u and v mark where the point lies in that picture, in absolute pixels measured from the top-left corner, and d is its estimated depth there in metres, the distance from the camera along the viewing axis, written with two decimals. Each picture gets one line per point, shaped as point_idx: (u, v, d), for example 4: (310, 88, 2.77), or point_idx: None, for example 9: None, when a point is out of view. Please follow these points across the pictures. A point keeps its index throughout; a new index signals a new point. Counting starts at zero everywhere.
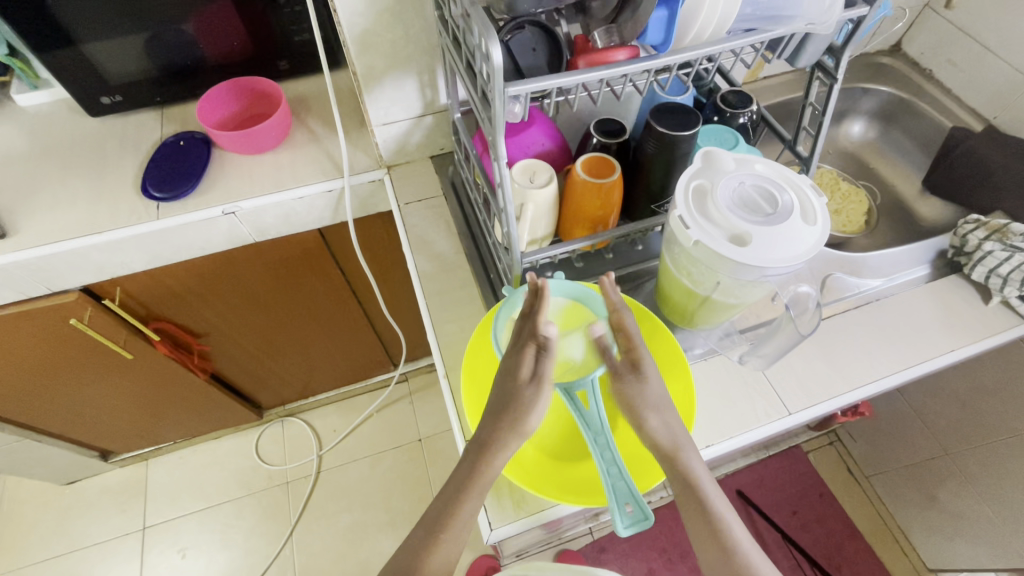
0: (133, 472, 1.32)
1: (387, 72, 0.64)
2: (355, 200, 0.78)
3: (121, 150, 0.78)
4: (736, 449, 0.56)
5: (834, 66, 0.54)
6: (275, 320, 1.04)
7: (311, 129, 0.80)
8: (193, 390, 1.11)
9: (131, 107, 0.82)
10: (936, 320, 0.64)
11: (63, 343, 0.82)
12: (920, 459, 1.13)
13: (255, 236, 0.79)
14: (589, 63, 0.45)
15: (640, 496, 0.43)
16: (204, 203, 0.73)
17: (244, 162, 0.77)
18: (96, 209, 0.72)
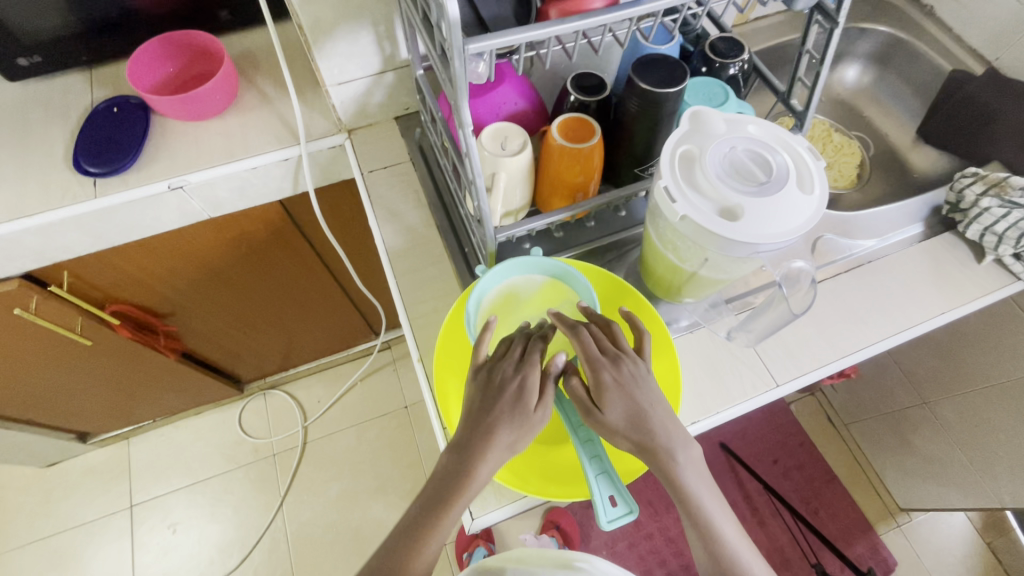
0: (114, 452, 1.30)
1: (337, 23, 0.56)
2: (315, 169, 0.72)
3: (47, 119, 0.70)
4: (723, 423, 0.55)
5: (836, 8, 0.49)
6: (245, 295, 0.99)
7: (260, 89, 0.72)
8: (165, 370, 1.07)
9: (54, 68, 0.73)
10: (928, 281, 0.62)
11: (13, 332, 0.77)
12: (898, 407, 1.15)
13: (209, 212, 0.73)
14: (562, 13, 0.39)
15: (624, 486, 0.40)
16: (147, 178, 0.66)
17: (188, 131, 0.69)
18: (25, 189, 0.65)
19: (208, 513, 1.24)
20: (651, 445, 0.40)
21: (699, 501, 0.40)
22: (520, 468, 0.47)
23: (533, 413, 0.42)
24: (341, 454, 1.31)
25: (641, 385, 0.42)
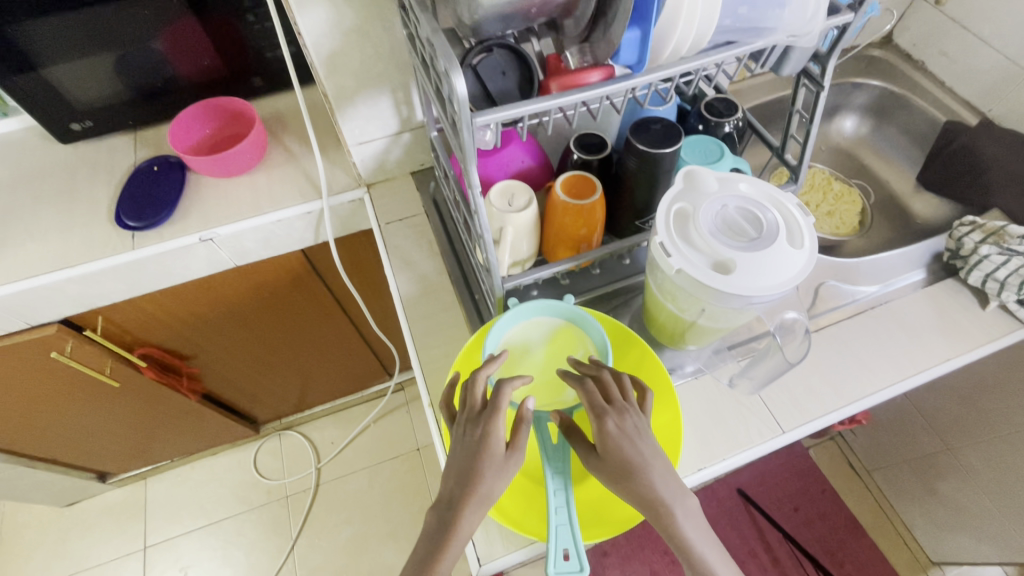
0: (131, 492, 1.32)
1: (359, 91, 0.61)
2: (335, 220, 0.76)
3: (93, 177, 0.76)
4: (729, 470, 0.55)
5: (820, 73, 0.52)
6: (264, 338, 1.02)
7: (287, 147, 0.78)
8: (185, 410, 1.10)
9: (103, 132, 0.80)
10: (933, 327, 0.62)
11: (49, 373, 0.81)
12: (921, 454, 1.12)
13: (235, 260, 0.77)
14: (561, 86, 0.43)
15: (580, 545, 0.41)
16: (181, 230, 0.71)
17: (220, 186, 0.75)
18: (70, 241, 0.70)
19: (220, 556, 1.24)
20: (654, 494, 0.40)
21: (703, 552, 0.41)
22: (520, 510, 0.48)
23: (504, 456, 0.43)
24: (353, 497, 1.30)
25: (642, 437, 0.42)
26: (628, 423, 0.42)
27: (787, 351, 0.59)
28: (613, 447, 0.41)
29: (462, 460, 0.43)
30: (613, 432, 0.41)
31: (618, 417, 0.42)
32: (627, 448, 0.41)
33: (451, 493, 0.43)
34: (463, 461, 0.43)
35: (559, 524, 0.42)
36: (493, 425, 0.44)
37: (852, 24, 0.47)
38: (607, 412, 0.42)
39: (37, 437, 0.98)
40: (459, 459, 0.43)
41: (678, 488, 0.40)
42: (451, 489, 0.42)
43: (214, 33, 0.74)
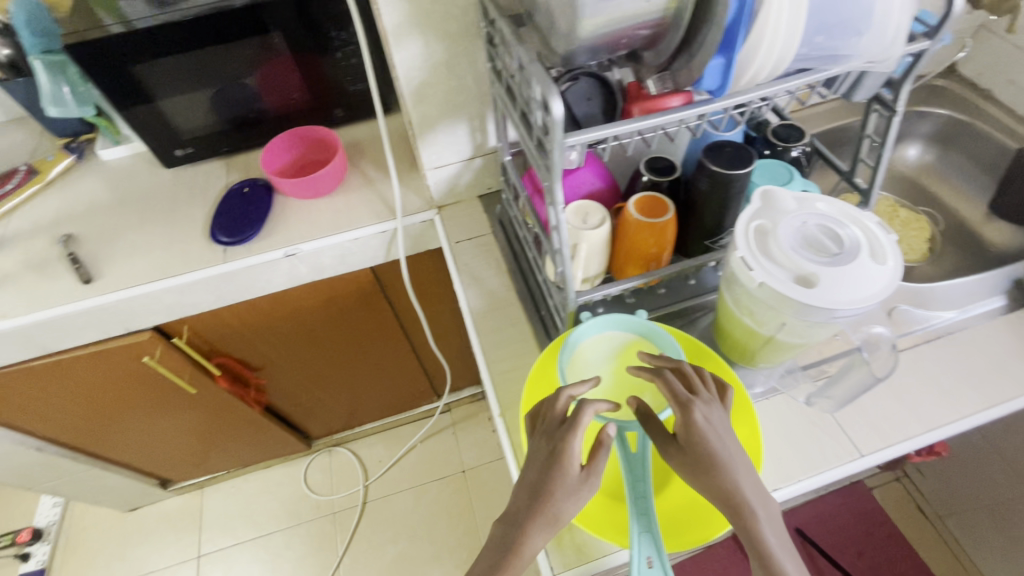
0: (189, 500, 1.37)
1: (440, 119, 0.66)
2: (406, 240, 0.81)
3: (191, 198, 0.84)
4: (805, 491, 0.54)
5: (893, 99, 0.53)
6: (327, 353, 1.07)
7: (364, 172, 0.83)
8: (248, 421, 1.14)
9: (200, 157, 0.88)
10: (1019, 355, 0.60)
11: (138, 377, 0.88)
12: (1001, 499, 1.05)
13: (312, 276, 0.82)
14: (644, 110, 0.46)
15: (665, 553, 0.42)
16: (267, 246, 0.77)
17: (303, 207, 0.81)
18: (169, 254, 0.77)
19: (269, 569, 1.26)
20: (740, 506, 0.40)
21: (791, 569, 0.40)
22: (597, 520, 0.48)
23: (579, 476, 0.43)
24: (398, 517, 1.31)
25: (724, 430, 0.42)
26: (714, 415, 0.43)
27: (872, 367, 0.56)
28: (697, 437, 0.41)
29: (544, 464, 0.44)
30: (700, 423, 0.42)
31: (703, 409, 0.42)
32: (710, 439, 0.41)
33: (533, 496, 0.44)
34: (544, 466, 0.44)
35: (645, 533, 0.42)
36: (572, 442, 0.44)
37: (927, 50, 0.48)
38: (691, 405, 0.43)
39: (117, 440, 1.04)
40: (541, 462, 0.44)
41: (765, 499, 0.40)
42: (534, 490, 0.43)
43: (304, 69, 0.82)
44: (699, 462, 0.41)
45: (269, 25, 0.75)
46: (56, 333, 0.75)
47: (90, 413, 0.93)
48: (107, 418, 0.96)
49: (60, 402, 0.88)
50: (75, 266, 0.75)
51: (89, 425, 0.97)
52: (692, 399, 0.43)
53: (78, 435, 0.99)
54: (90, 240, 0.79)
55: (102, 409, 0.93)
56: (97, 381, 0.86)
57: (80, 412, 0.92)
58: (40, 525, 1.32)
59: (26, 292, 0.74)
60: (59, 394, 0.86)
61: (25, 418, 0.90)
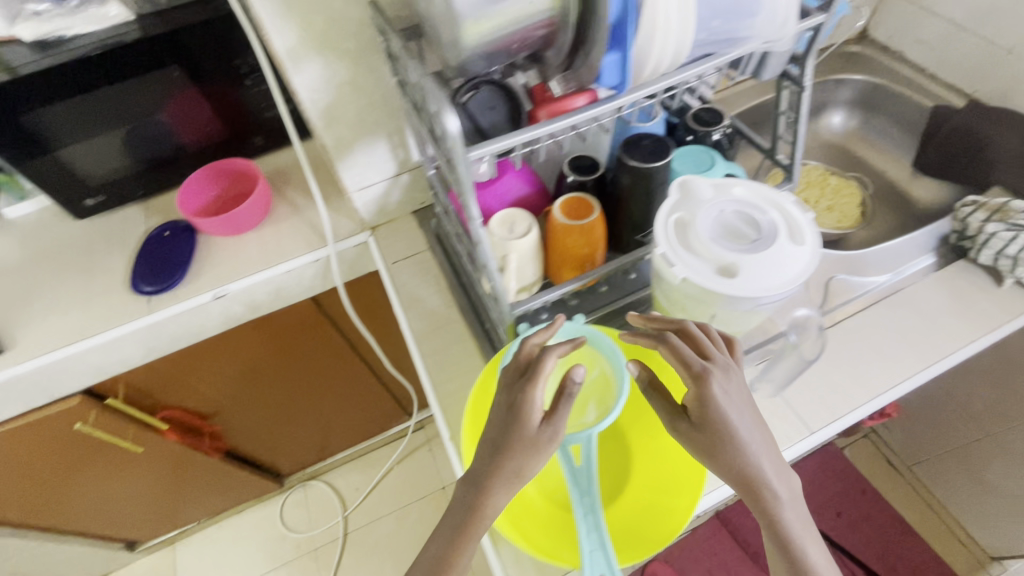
0: (160, 558, 1.31)
1: (356, 139, 0.63)
2: (342, 266, 0.78)
3: (107, 247, 0.79)
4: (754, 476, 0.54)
5: (800, 74, 0.53)
6: (282, 389, 1.03)
7: (291, 200, 0.80)
8: (209, 469, 1.09)
9: (115, 203, 0.83)
10: (952, 310, 0.61)
11: (75, 444, 0.82)
12: (961, 443, 1.09)
13: (248, 314, 0.78)
14: (550, 114, 0.44)
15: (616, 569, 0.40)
16: (194, 290, 0.73)
17: (229, 244, 0.77)
18: (88, 311, 0.72)
19: None
20: None
21: None
22: (548, 539, 0.47)
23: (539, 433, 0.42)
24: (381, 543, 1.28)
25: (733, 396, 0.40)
26: (731, 383, 0.40)
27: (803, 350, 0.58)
28: (711, 411, 0.39)
29: (489, 491, 0.42)
30: (718, 394, 0.39)
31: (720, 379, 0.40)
32: (725, 413, 0.39)
33: (495, 453, 0.43)
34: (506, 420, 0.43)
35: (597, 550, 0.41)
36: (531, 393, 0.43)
37: (825, 23, 0.48)
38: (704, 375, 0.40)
39: (69, 510, 0.98)
40: (489, 470, 0.42)
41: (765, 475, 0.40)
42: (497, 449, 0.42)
43: (213, 100, 0.78)
44: (712, 442, 0.39)
45: (166, 58, 0.71)
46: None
47: (29, 488, 0.87)
48: (51, 490, 0.90)
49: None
50: None
51: (31, 500, 0.91)
52: (709, 370, 0.40)
53: (21, 512, 0.92)
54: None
55: (41, 482, 0.87)
56: (28, 455, 0.80)
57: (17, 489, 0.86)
58: None
59: None
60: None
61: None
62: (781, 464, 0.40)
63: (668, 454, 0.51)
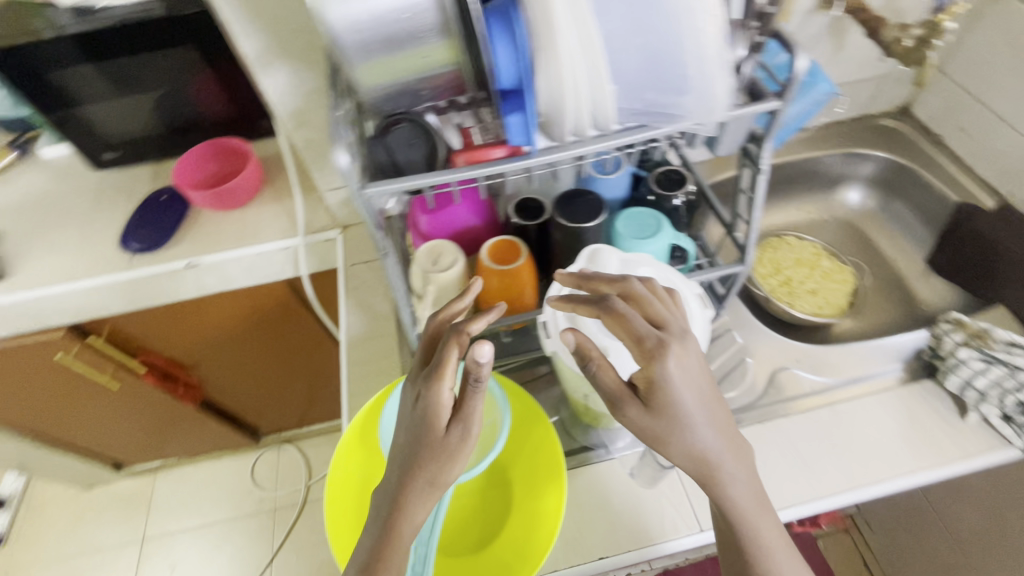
0: (142, 483, 1.42)
1: (325, 143, 0.66)
2: (311, 257, 0.81)
3: (114, 201, 0.86)
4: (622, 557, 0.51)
5: (758, 154, 0.49)
6: (258, 357, 1.08)
7: (279, 186, 0.83)
8: (186, 415, 1.17)
9: (130, 161, 0.90)
10: (900, 434, 0.56)
11: (60, 371, 0.91)
12: (941, 566, 0.99)
13: (220, 286, 0.83)
14: (467, 160, 0.45)
15: None
16: (170, 256, 0.78)
17: (213, 218, 0.81)
18: (79, 257, 0.79)
19: (208, 558, 1.30)
20: None
21: None
22: None
23: (446, 432, 0.41)
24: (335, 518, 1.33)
25: (684, 371, 0.38)
26: (683, 355, 0.38)
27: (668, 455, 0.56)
28: (657, 393, 0.38)
29: None
30: (665, 375, 0.38)
31: (661, 361, 0.38)
32: (678, 392, 0.38)
33: None
34: (416, 425, 0.42)
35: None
36: (437, 387, 0.41)
37: (782, 110, 0.44)
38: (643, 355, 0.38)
39: (60, 425, 1.09)
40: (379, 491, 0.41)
41: (708, 473, 0.41)
42: (408, 467, 0.41)
43: (222, 81, 0.82)
44: (671, 427, 0.39)
45: (180, 37, 0.75)
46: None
47: (21, 400, 0.97)
48: (41, 405, 1.00)
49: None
50: None
51: (25, 411, 1.01)
52: (665, 344, 0.38)
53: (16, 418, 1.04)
54: (11, 238, 0.82)
55: (31, 398, 0.97)
56: (18, 372, 0.89)
57: (11, 400, 0.96)
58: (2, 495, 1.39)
59: None
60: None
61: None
62: (736, 445, 0.42)
63: (532, 520, 0.49)
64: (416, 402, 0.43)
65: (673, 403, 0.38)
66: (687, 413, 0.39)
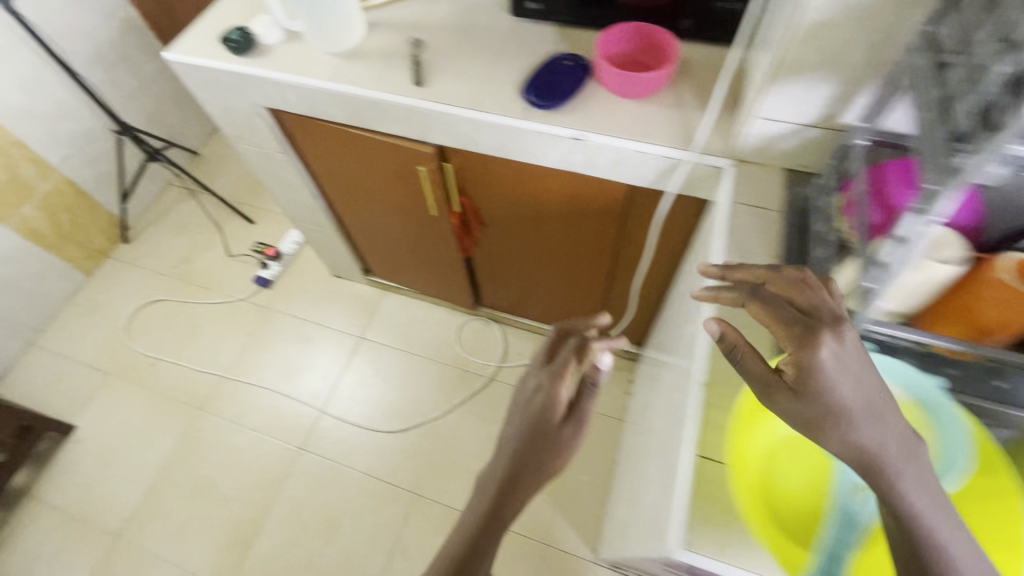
0: (373, 293, 1.64)
1: (813, 68, 0.58)
2: (683, 177, 0.77)
3: (519, 48, 0.88)
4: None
5: None
6: (539, 244, 1.11)
7: (681, 93, 0.79)
8: (449, 260, 1.28)
9: (540, 18, 0.89)
10: None
11: (403, 180, 1.02)
12: None
13: (580, 167, 0.84)
14: None
15: None
16: (561, 121, 0.79)
17: (608, 100, 0.80)
18: (482, 90, 0.83)
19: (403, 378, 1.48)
20: None
21: None
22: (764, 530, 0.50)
23: (556, 421, 0.57)
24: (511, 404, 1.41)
25: (836, 364, 0.41)
26: (845, 352, 0.42)
27: None
28: (805, 376, 0.42)
29: None
30: (824, 359, 0.41)
31: (812, 350, 0.42)
32: (833, 380, 0.41)
33: None
34: (536, 410, 0.58)
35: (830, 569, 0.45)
36: (564, 379, 0.59)
37: None
38: (793, 344, 0.43)
39: (364, 217, 1.26)
40: None
41: (874, 468, 0.40)
42: (533, 430, 0.57)
43: None
44: (817, 416, 0.41)
45: None
46: (377, 111, 0.88)
47: (358, 186, 1.12)
48: (368, 198, 1.15)
49: (345, 166, 1.07)
50: (414, 66, 0.85)
51: (353, 195, 1.17)
52: (817, 334, 0.42)
53: (342, 196, 1.21)
54: (430, 49, 0.89)
55: (366, 188, 1.11)
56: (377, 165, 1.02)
57: (352, 182, 1.12)
58: (281, 250, 1.70)
59: (374, 72, 0.87)
60: (351, 161, 1.04)
61: (322, 165, 1.11)
62: (926, 472, 0.40)
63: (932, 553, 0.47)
64: (536, 390, 0.60)
65: (806, 381, 0.42)
66: (836, 394, 0.41)
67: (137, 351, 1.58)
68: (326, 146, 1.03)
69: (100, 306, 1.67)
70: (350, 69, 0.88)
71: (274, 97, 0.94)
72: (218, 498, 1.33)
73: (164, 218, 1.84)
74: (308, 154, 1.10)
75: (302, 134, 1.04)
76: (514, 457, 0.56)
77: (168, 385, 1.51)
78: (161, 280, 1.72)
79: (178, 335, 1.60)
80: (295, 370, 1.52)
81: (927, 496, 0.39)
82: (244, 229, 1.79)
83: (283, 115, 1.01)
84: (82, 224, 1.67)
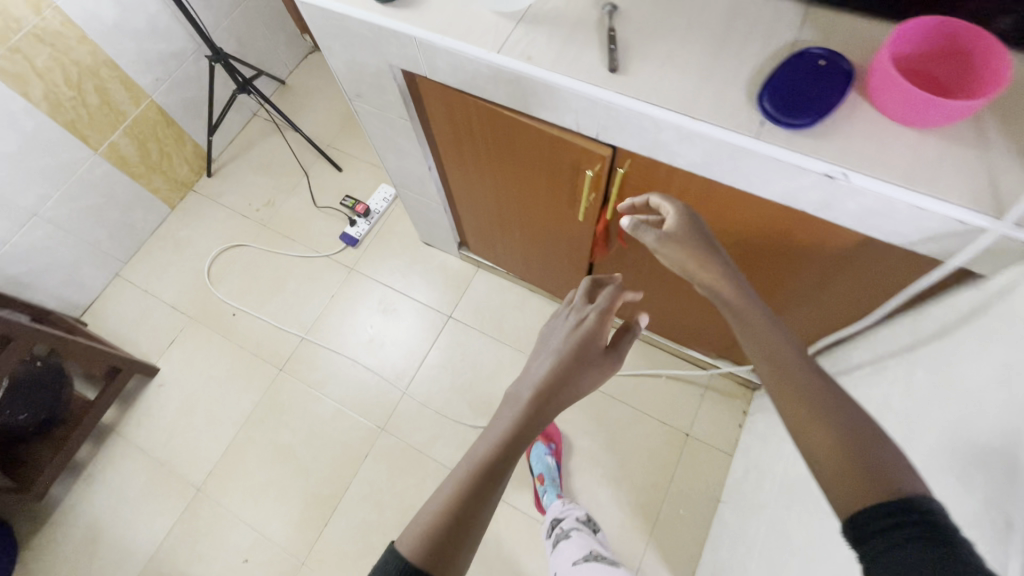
0: (464, 268, 1.50)
1: None
2: (968, 246, 0.57)
3: (749, 32, 0.66)
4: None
5: None
6: (694, 267, 0.93)
7: (985, 128, 0.57)
8: (570, 259, 1.12)
9: None
10: None
11: (556, 173, 0.85)
12: None
13: (812, 206, 0.64)
14: None
15: None
16: (811, 147, 0.59)
17: (879, 125, 0.59)
18: (699, 89, 0.63)
19: (491, 369, 1.37)
20: None
21: None
22: None
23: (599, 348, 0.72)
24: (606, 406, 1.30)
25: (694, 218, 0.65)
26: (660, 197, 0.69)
27: None
28: (680, 225, 0.64)
29: None
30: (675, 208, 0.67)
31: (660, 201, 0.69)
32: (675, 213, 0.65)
33: None
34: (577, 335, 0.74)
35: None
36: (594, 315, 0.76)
37: None
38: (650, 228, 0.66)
39: (484, 196, 1.09)
40: None
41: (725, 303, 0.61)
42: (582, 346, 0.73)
43: None
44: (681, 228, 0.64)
45: None
46: (550, 97, 0.70)
47: (493, 167, 0.95)
48: (500, 180, 0.98)
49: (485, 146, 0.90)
50: (612, 45, 0.65)
51: (481, 175, 1.00)
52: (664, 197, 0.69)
53: (465, 171, 1.04)
54: (629, 21, 0.68)
55: (501, 171, 0.94)
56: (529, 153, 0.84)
57: (486, 160, 0.95)
58: (370, 206, 1.57)
59: (554, 46, 0.68)
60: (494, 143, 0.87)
61: (453, 138, 0.94)
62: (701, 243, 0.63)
63: None
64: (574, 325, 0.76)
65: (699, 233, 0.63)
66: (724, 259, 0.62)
67: (220, 297, 1.52)
68: (468, 122, 0.86)
69: (184, 243, 1.61)
70: (524, 38, 0.69)
71: (417, 59, 0.77)
72: (296, 467, 1.31)
73: (249, 152, 1.73)
74: (439, 124, 0.92)
75: (440, 105, 0.86)
76: (560, 368, 0.70)
77: (251, 339, 1.47)
78: (244, 222, 1.63)
79: (261, 285, 1.54)
80: (379, 343, 1.43)
81: (820, 395, 0.51)
82: (331, 176, 1.66)
83: (422, 81, 0.82)
84: (169, 154, 1.58)
